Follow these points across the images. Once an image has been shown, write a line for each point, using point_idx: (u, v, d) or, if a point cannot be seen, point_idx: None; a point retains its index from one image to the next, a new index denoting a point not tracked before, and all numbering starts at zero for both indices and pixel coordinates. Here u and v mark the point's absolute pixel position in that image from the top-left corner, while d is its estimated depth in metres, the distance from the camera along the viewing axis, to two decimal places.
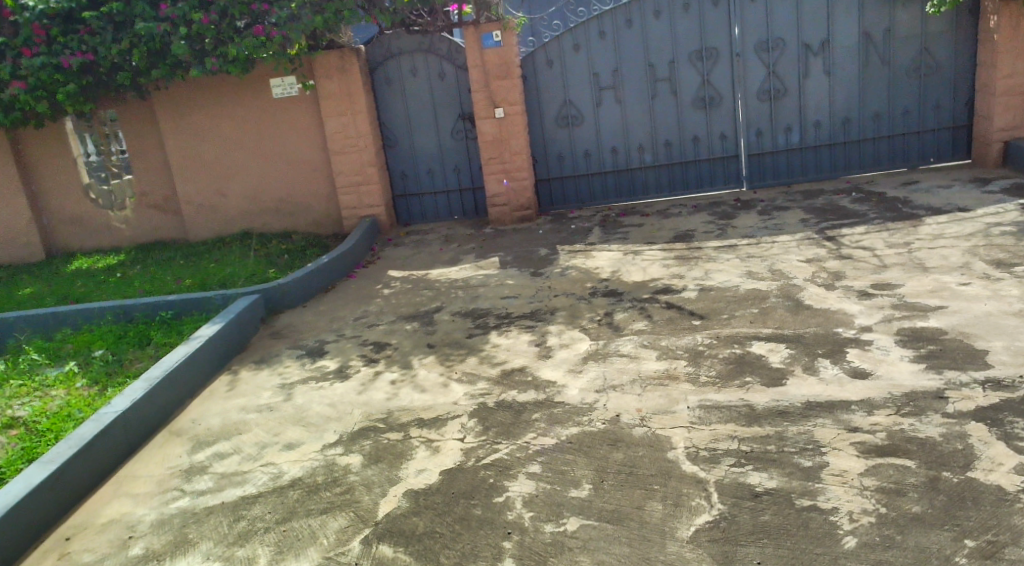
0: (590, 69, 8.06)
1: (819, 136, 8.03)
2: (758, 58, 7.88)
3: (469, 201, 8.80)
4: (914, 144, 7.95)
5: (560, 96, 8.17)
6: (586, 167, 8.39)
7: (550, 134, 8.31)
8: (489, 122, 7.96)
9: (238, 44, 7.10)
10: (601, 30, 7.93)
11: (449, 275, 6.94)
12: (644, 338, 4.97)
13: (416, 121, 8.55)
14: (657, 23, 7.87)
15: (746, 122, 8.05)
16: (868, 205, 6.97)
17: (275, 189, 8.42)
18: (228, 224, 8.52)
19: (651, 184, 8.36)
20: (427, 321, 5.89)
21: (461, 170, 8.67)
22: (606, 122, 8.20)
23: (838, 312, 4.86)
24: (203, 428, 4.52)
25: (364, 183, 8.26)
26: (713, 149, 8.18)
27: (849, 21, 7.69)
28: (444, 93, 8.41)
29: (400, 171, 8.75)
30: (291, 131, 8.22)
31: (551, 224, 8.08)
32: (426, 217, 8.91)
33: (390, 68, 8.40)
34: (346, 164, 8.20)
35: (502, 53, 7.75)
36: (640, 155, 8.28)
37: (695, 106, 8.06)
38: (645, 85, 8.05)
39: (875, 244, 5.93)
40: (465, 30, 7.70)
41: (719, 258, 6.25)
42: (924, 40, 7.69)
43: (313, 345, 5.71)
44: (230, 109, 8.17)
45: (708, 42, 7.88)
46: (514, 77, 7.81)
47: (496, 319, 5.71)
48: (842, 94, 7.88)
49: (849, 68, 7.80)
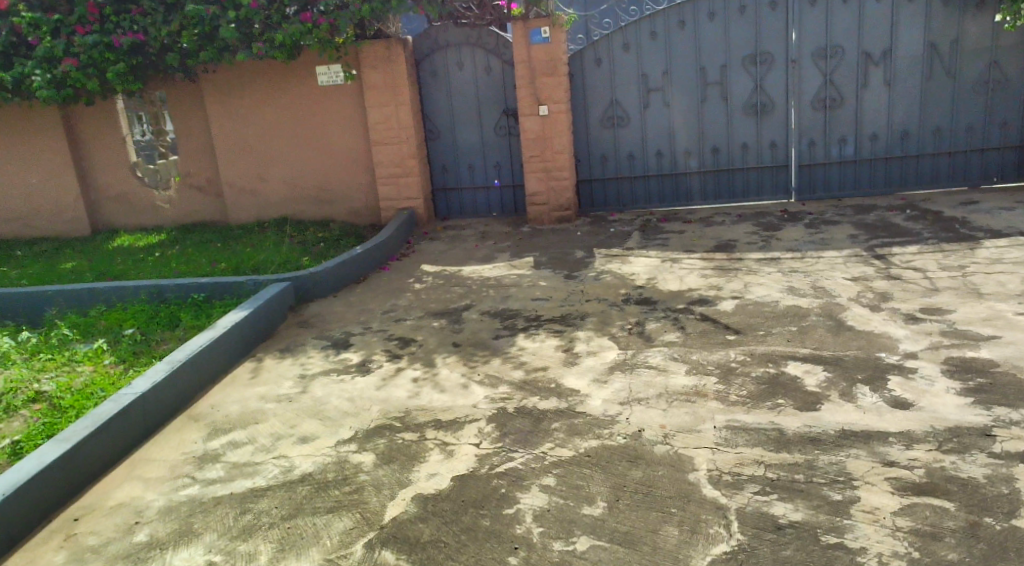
0: (638, 70, 7.87)
1: (875, 150, 7.70)
2: (816, 65, 7.57)
3: (508, 198, 8.69)
4: (977, 162, 7.57)
5: (606, 96, 8.00)
6: (629, 170, 8.20)
7: (594, 134, 8.14)
8: (533, 119, 7.83)
9: (285, 29, 7.09)
10: (652, 30, 7.73)
11: (482, 273, 6.85)
12: (674, 351, 4.79)
13: (460, 115, 8.46)
14: (711, 25, 7.63)
15: (799, 131, 7.76)
16: (922, 224, 6.65)
17: (315, 177, 8.43)
18: (268, 209, 8.57)
19: (695, 191, 8.14)
20: (455, 319, 5.80)
21: (502, 166, 8.57)
22: (652, 125, 8.01)
23: (883, 336, 4.61)
24: (222, 415, 4.51)
25: (404, 175, 8.21)
26: (762, 158, 7.91)
27: (915, 30, 7.33)
28: (489, 88, 8.31)
29: (441, 165, 8.68)
30: (334, 119, 8.21)
31: (589, 226, 7.92)
32: (465, 212, 8.82)
33: (436, 61, 8.33)
34: (387, 155, 8.17)
35: (549, 49, 7.61)
36: (685, 160, 8.06)
37: (746, 112, 7.81)
38: (694, 88, 7.82)
39: (927, 266, 5.63)
40: (514, 25, 7.58)
41: (760, 271, 6.02)
42: (994, 54, 7.30)
43: (339, 336, 5.67)
44: (276, 94, 8.19)
45: (763, 47, 7.61)
46: (561, 75, 7.67)
47: (525, 321, 5.59)
48: (902, 107, 7.53)
49: (912, 79, 7.44)
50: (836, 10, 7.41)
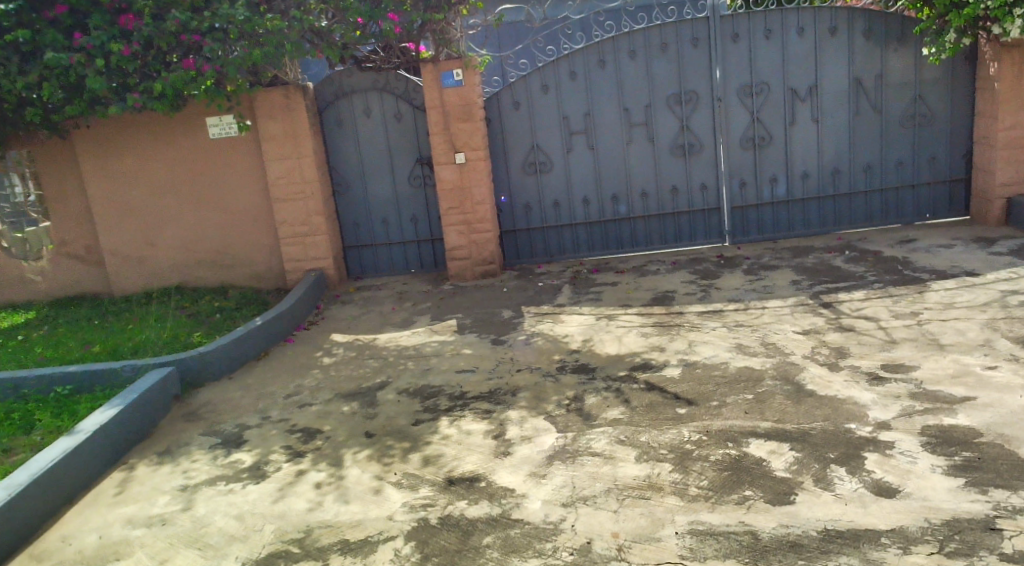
0: (559, 112, 7.42)
1: (807, 189, 7.43)
2: (742, 103, 7.29)
3: (427, 253, 8.02)
4: (909, 198, 7.39)
5: (527, 140, 7.52)
6: (556, 218, 7.70)
7: (516, 181, 7.63)
8: (449, 168, 7.27)
9: (165, 78, 6.34)
10: (572, 70, 7.32)
11: (400, 342, 6.13)
12: (620, 432, 4.18)
13: (370, 166, 7.81)
14: (632, 64, 7.27)
15: (729, 171, 7.43)
16: (864, 266, 6.35)
17: (211, 239, 7.57)
18: (158, 277, 7.65)
19: (626, 238, 7.69)
20: (368, 402, 5.05)
21: (419, 219, 7.92)
22: (577, 169, 7.55)
23: (848, 402, 4.12)
24: (75, 550, 3.61)
25: (310, 233, 7.49)
26: (693, 201, 7.54)
27: (838, 66, 7.14)
28: (401, 136, 7.70)
29: (352, 220, 7.98)
30: (230, 175, 7.42)
31: (516, 281, 7.34)
32: (380, 270, 8.11)
33: (341, 108, 7.68)
34: (291, 212, 7.44)
35: (463, 92, 7.10)
36: (614, 206, 7.61)
37: (674, 154, 7.44)
38: (619, 130, 7.42)
39: (879, 314, 5.27)
40: (424, 68, 7.06)
41: (704, 327, 5.53)
42: (919, 88, 7.15)
43: (231, 431, 4.82)
44: (161, 149, 7.34)
45: (687, 85, 7.28)
46: (477, 120, 7.16)
47: (449, 400, 4.90)
48: (831, 144, 7.30)
49: (839, 115, 7.23)
50: (759, 47, 7.15)
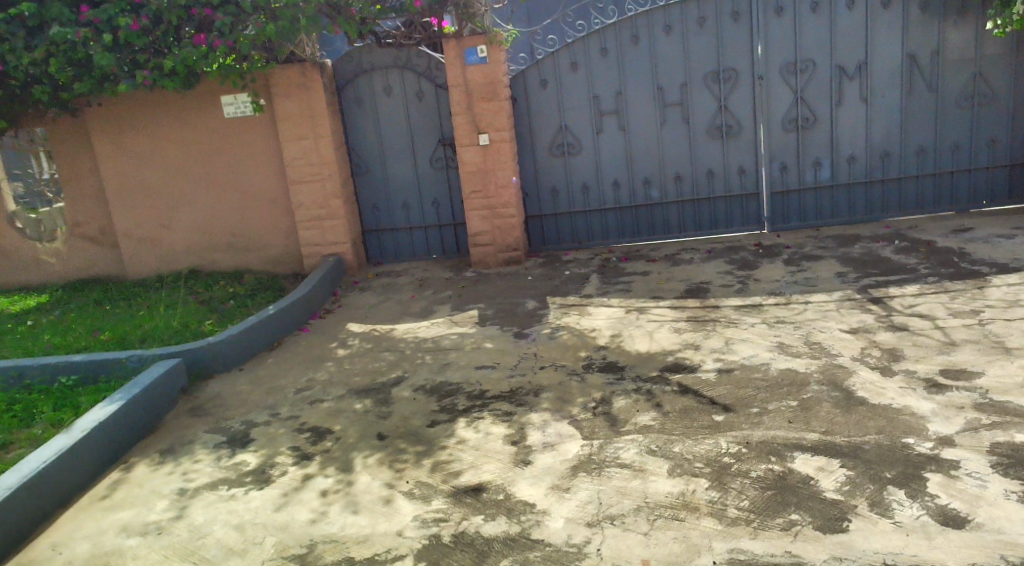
0: (589, 91, 7.04)
1: (854, 174, 6.96)
2: (785, 81, 6.82)
3: (449, 238, 7.70)
4: (965, 184, 6.88)
5: (554, 120, 7.15)
6: (584, 203, 7.34)
7: (543, 164, 7.28)
8: (472, 150, 6.93)
9: (175, 55, 6.07)
10: (602, 46, 6.91)
11: (418, 333, 5.84)
12: (650, 441, 3.84)
13: (391, 147, 7.50)
14: (667, 39, 6.83)
15: (769, 154, 6.99)
16: (916, 257, 5.90)
17: (226, 222, 7.34)
18: (174, 260, 7.44)
19: (658, 224, 7.31)
20: (382, 399, 4.77)
21: (441, 203, 7.60)
22: (607, 152, 7.17)
23: (905, 413, 3.73)
24: (64, 560, 3.38)
25: (328, 217, 7.22)
26: (731, 185, 7.12)
27: (891, 40, 6.62)
28: (422, 116, 7.36)
29: (372, 204, 7.69)
30: (245, 156, 7.16)
31: (541, 269, 7.00)
32: (401, 255, 7.82)
33: (360, 87, 7.36)
34: (308, 195, 7.16)
35: (487, 70, 6.74)
36: (646, 190, 7.23)
37: (710, 135, 7.01)
38: (652, 110, 7.01)
39: (935, 312, 4.84)
40: (446, 44, 6.69)
41: (741, 323, 5.15)
42: (979, 65, 6.62)
43: (238, 428, 4.57)
44: (175, 129, 7.10)
45: (726, 62, 6.83)
46: (502, 99, 6.79)
47: (467, 400, 4.59)
48: (881, 125, 6.81)
49: (890, 94, 6.73)
50: (804, 20, 6.67)
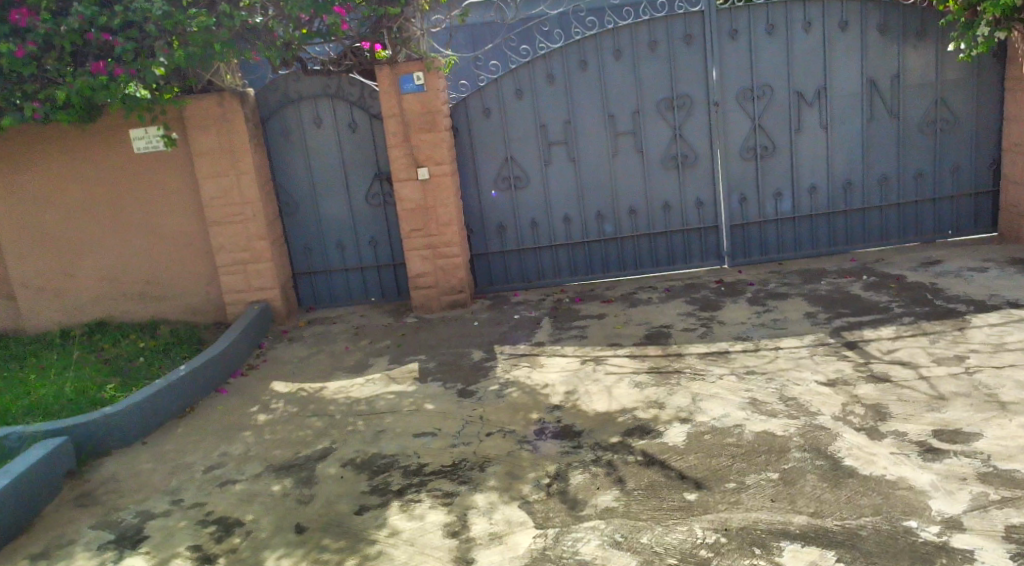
0: (536, 120, 6.58)
1: (815, 204, 6.61)
2: (742, 108, 6.46)
3: (389, 279, 7.10)
4: (929, 213, 6.60)
5: (499, 152, 6.68)
6: (534, 239, 6.87)
7: (488, 198, 6.79)
8: (411, 186, 6.40)
9: (69, 85, 5.39)
10: (549, 72, 6.48)
11: (351, 392, 5.21)
12: (615, 529, 3.28)
13: (322, 183, 6.91)
14: (617, 65, 6.43)
15: (727, 185, 6.60)
16: (887, 294, 5.53)
17: (139, 267, 6.63)
18: (78, 311, 6.66)
19: (612, 260, 6.86)
20: (304, 477, 4.11)
21: (379, 242, 7.01)
22: (556, 184, 6.71)
23: (901, 487, 3.25)
24: None
25: (253, 260, 6.57)
26: (688, 218, 6.72)
27: (850, 65, 6.32)
28: (357, 148, 6.79)
29: (303, 244, 7.06)
30: (159, 195, 6.48)
31: (488, 313, 6.46)
32: (336, 299, 7.20)
33: (287, 118, 6.77)
34: (230, 236, 6.51)
35: (424, 98, 6.22)
36: (599, 225, 6.78)
37: (665, 166, 6.60)
38: (603, 140, 6.59)
39: (917, 358, 4.45)
40: (380, 71, 6.18)
41: (708, 375, 4.67)
42: (940, 90, 6.36)
43: (130, 521, 3.84)
44: (77, 166, 6.37)
45: (680, 89, 6.44)
46: (442, 129, 6.28)
47: (402, 478, 3.97)
48: (842, 153, 6.49)
49: (850, 121, 6.42)
50: (760, 44, 6.33)
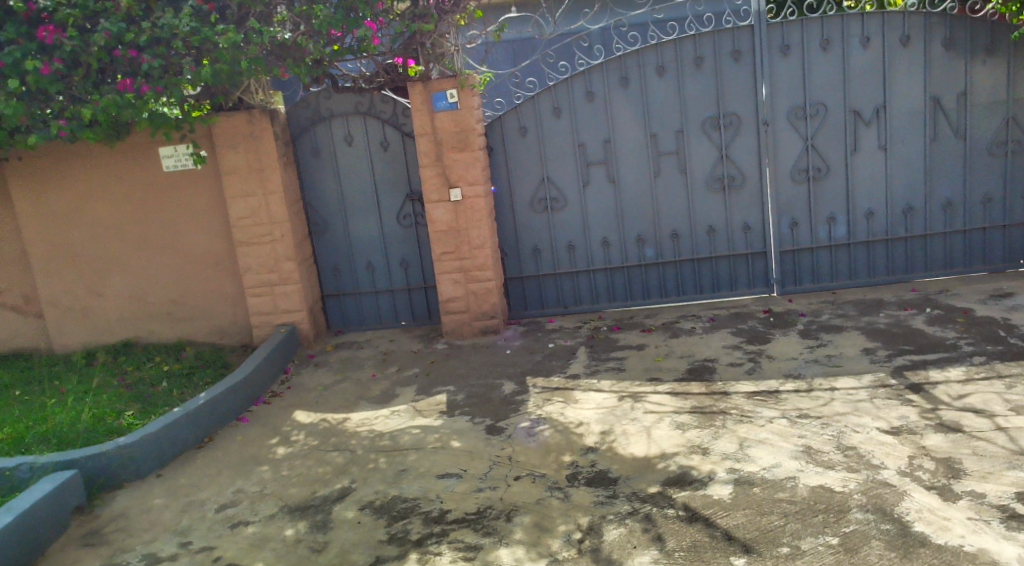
0: (574, 139, 6.31)
1: (872, 229, 6.19)
2: (793, 128, 6.09)
3: (419, 303, 6.87)
4: (998, 240, 6.13)
5: (536, 172, 6.42)
6: (570, 263, 6.58)
7: (524, 220, 6.53)
8: (443, 207, 6.17)
9: (94, 103, 5.29)
10: (588, 90, 6.20)
11: (374, 424, 4.96)
12: None
13: (353, 202, 6.73)
14: (660, 82, 6.12)
15: (777, 208, 6.24)
16: (954, 330, 5.09)
17: (167, 287, 6.52)
18: (106, 331, 6.57)
19: (653, 286, 6.53)
20: (319, 521, 3.85)
21: (409, 264, 6.78)
22: (595, 206, 6.42)
23: (982, 561, 2.84)
24: None
25: (280, 282, 6.41)
26: (734, 243, 6.37)
27: (912, 82, 5.91)
28: (388, 167, 6.59)
29: (332, 265, 6.88)
30: (188, 214, 6.37)
31: (521, 341, 6.17)
32: (365, 322, 6.99)
33: (318, 136, 6.61)
34: (257, 257, 6.36)
35: (458, 117, 6.00)
36: (639, 249, 6.46)
37: (710, 188, 6.27)
38: (645, 160, 6.28)
39: (992, 405, 4.01)
40: (412, 88, 5.97)
41: (756, 417, 4.30)
42: (1011, 108, 5.91)
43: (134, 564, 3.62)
44: (107, 184, 6.30)
45: (726, 107, 6.11)
46: (475, 148, 6.05)
47: (422, 525, 3.67)
48: (901, 176, 6.07)
49: (911, 141, 6.00)
50: (813, 60, 5.96)
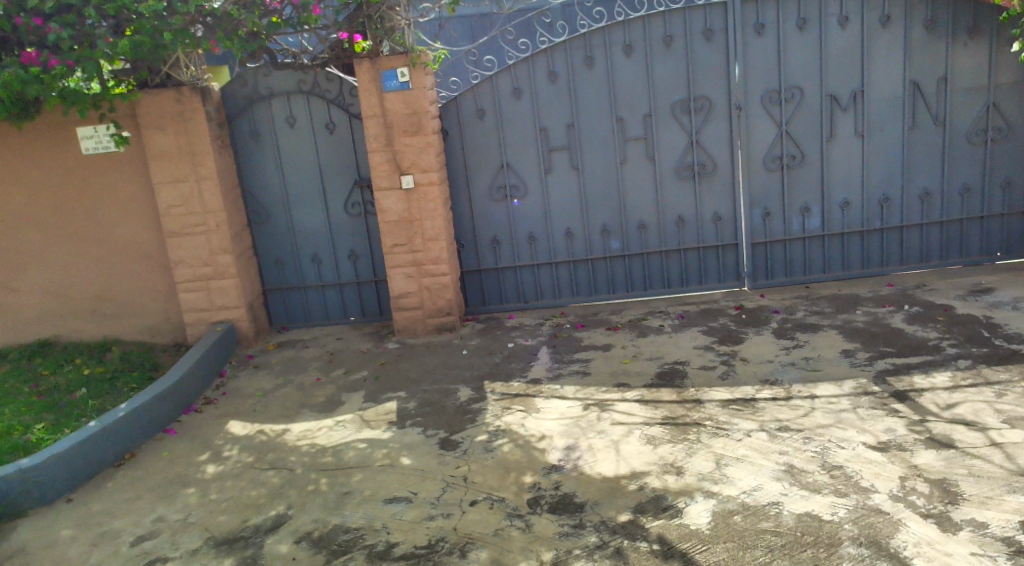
0: (535, 123, 5.88)
1: (847, 220, 5.91)
2: (767, 113, 5.74)
3: (370, 297, 6.40)
4: (975, 232, 5.90)
5: (494, 158, 5.99)
6: (532, 256, 6.18)
7: (481, 210, 6.11)
8: (394, 195, 5.70)
9: None
10: (551, 70, 5.76)
11: (316, 437, 4.51)
12: None
13: (296, 189, 6.20)
14: (627, 62, 5.71)
15: (749, 198, 5.91)
16: (935, 330, 4.82)
17: (89, 281, 5.91)
18: (21, 329, 5.93)
19: (619, 280, 6.18)
20: (248, 556, 3.40)
21: (359, 256, 6.29)
22: (557, 194, 6.02)
23: None
24: None
25: (216, 276, 5.87)
26: (704, 235, 6.03)
27: (891, 66, 5.60)
28: (334, 151, 6.07)
29: (275, 257, 6.35)
30: (111, 202, 5.77)
31: (479, 340, 5.76)
32: (311, 318, 6.50)
33: (257, 117, 6.06)
34: (190, 249, 5.80)
35: (408, 97, 5.51)
36: (604, 240, 6.09)
37: (680, 176, 5.90)
38: (610, 146, 5.88)
39: (984, 417, 3.73)
40: (359, 65, 5.46)
41: (733, 430, 3.97)
42: (992, 94, 5.64)
43: None
44: (19, 167, 5.66)
45: (697, 90, 5.73)
46: (428, 132, 5.57)
47: (364, 562, 3.25)
48: (879, 165, 5.78)
49: (889, 129, 5.71)
50: (789, 41, 5.60)
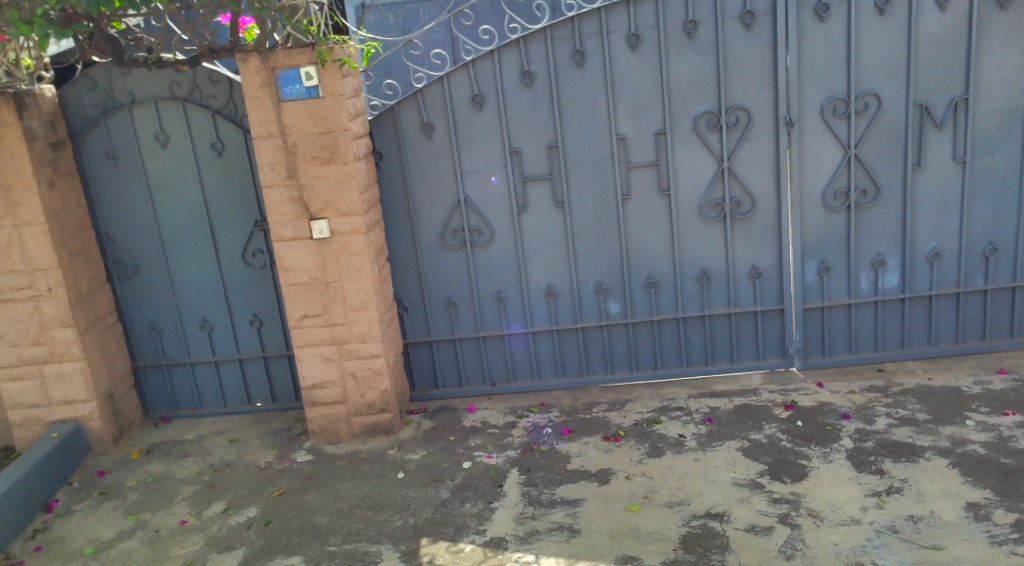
0: (504, 142, 4.18)
1: (938, 278, 4.26)
2: (829, 130, 4.07)
3: (280, 377, 4.70)
4: None
5: (446, 192, 4.30)
6: (500, 323, 4.50)
7: (430, 262, 4.42)
8: (299, 247, 3.99)
9: None
10: (525, 68, 4.06)
11: None
12: None
13: (174, 233, 4.49)
14: (633, 58, 4.03)
15: (801, 247, 4.25)
16: None
17: None
18: None
19: (622, 355, 4.52)
20: None
21: (263, 323, 4.59)
22: (535, 239, 4.34)
23: None
24: None
25: (52, 359, 4.15)
26: (738, 296, 4.37)
27: (1008, 65, 3.94)
28: (223, 180, 4.37)
29: (150, 324, 4.65)
30: None
31: (424, 451, 4.08)
32: (203, 403, 4.80)
33: (114, 134, 4.34)
34: (11, 321, 4.08)
35: (317, 108, 3.80)
36: (599, 303, 4.41)
37: (705, 216, 4.23)
38: (609, 174, 4.19)
39: None
40: (246, 63, 3.76)
41: None
42: None
43: None
44: None
45: (731, 98, 4.06)
46: (347, 159, 3.86)
47: None
48: (984, 203, 4.14)
49: (1001, 153, 4.07)
50: (865, 28, 3.93)
